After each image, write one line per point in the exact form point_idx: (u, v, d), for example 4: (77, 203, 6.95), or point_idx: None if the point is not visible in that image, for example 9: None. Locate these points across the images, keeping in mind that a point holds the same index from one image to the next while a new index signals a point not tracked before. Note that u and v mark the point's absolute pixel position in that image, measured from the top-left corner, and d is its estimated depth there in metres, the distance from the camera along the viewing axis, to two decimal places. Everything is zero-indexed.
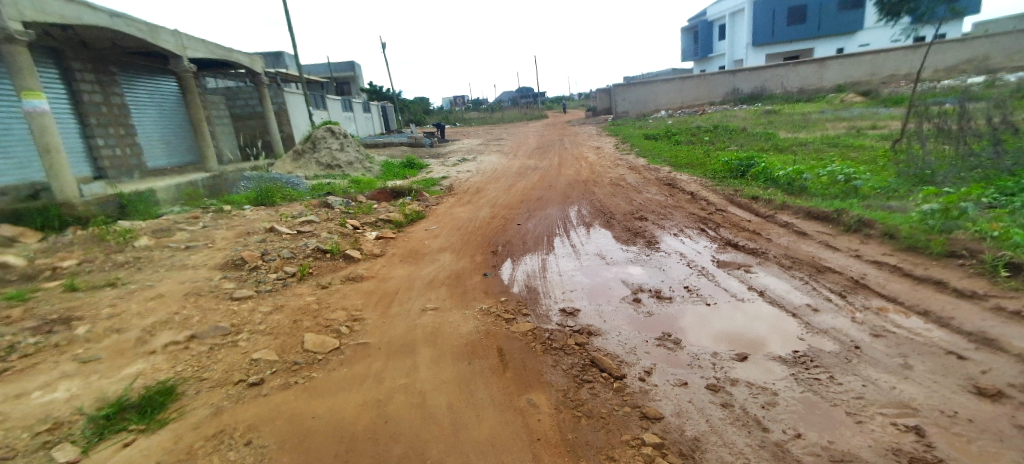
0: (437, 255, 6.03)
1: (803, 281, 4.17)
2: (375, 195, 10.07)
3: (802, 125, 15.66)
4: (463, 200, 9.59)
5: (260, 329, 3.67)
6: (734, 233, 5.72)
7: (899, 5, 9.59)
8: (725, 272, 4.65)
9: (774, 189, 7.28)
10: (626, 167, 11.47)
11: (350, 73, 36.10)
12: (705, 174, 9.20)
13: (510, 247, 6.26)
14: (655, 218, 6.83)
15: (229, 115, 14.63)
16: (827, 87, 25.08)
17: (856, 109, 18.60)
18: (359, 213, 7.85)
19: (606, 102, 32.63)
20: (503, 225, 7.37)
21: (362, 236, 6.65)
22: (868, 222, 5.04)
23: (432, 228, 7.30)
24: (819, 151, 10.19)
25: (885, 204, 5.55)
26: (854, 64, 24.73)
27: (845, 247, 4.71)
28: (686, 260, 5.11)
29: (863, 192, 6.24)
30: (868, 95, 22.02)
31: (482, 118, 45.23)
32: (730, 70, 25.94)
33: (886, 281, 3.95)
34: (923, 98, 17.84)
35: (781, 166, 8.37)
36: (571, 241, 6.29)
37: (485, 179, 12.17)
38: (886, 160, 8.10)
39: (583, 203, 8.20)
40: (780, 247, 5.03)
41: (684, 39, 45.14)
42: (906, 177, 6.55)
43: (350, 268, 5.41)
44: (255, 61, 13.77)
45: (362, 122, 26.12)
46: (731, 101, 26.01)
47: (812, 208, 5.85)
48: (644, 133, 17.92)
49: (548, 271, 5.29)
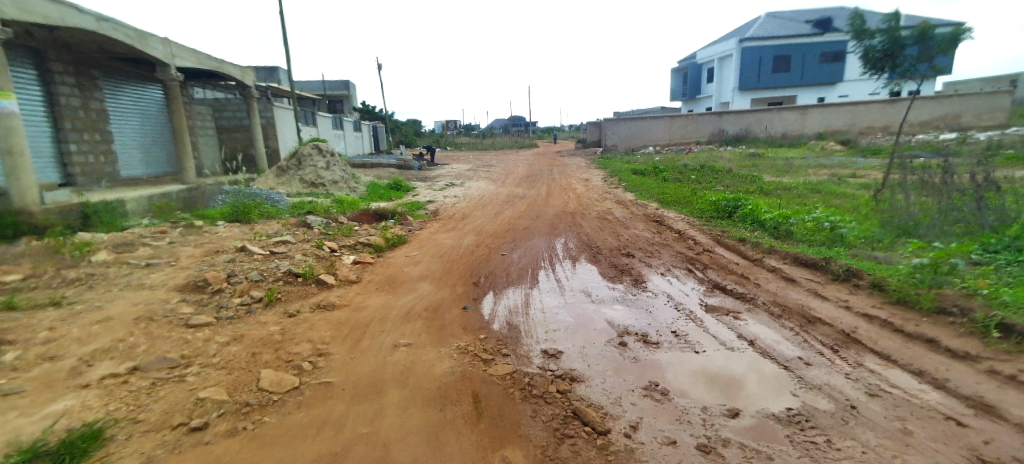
0: (415, 284, 5.77)
1: (794, 332, 3.99)
2: (357, 217, 9.79)
3: (785, 169, 15.96)
4: (448, 227, 9.38)
5: (213, 363, 3.46)
6: (722, 275, 5.59)
7: (885, 60, 9.84)
8: (713, 318, 4.47)
9: (761, 232, 7.24)
10: (614, 201, 11.44)
11: (344, 92, 36.25)
12: (692, 213, 9.18)
13: (492, 279, 6.02)
14: (642, 255, 6.69)
15: (214, 127, 14.32)
16: (808, 133, 25.90)
17: (836, 157, 19.10)
18: (338, 235, 7.58)
19: (596, 135, 33.16)
20: (487, 255, 7.16)
21: (339, 259, 6.37)
22: (856, 272, 4.92)
23: (413, 255, 7.05)
24: (803, 196, 10.29)
25: (871, 254, 5.49)
26: (835, 113, 25.64)
27: (834, 297, 4.58)
28: (673, 302, 4.94)
29: (848, 241, 6.18)
30: (847, 144, 22.72)
31: (472, 143, 45.54)
32: (717, 112, 26.52)
33: (877, 335, 3.76)
34: (901, 150, 18.39)
35: (768, 209, 8.38)
36: (555, 276, 6.10)
37: (471, 205, 12.00)
38: (869, 209, 8.16)
39: (570, 236, 8.06)
40: (769, 293, 4.90)
41: (673, 79, 46.52)
42: (890, 228, 6.55)
43: (321, 295, 5.11)
44: (247, 75, 13.61)
45: (352, 141, 26.02)
46: (717, 141, 26.55)
47: (799, 254, 5.76)
48: (632, 168, 18.09)
49: (531, 308, 5.04)
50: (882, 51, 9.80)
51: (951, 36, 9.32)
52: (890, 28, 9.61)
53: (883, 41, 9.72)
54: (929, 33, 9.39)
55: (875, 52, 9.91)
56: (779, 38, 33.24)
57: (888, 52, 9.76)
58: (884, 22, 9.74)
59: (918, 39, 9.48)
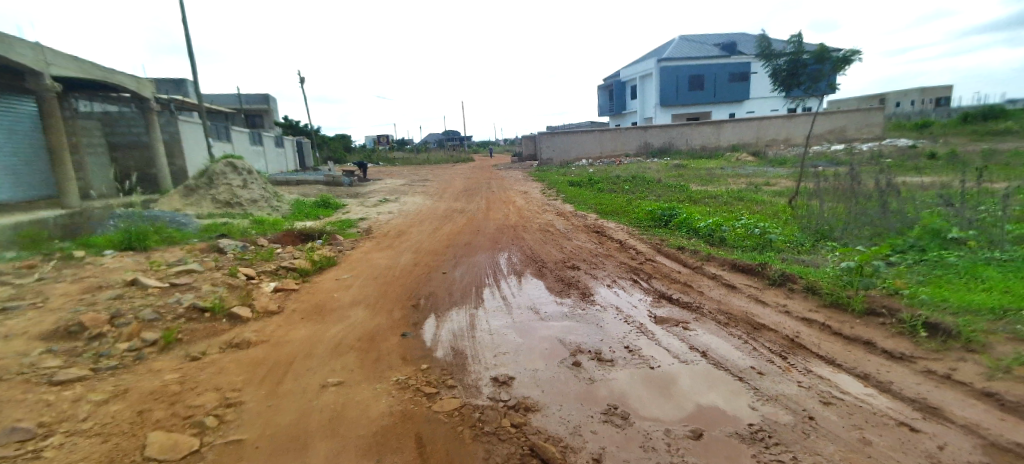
0: (348, 311, 5.22)
1: (743, 340, 3.97)
2: (279, 238, 8.94)
3: (709, 178, 16.91)
4: (382, 245, 8.80)
5: (83, 428, 2.79)
6: (666, 284, 5.58)
7: (790, 79, 10.66)
8: (663, 330, 4.37)
9: (697, 239, 7.41)
10: (553, 213, 11.40)
11: (264, 105, 34.02)
12: (631, 222, 9.28)
13: (434, 299, 5.61)
14: (587, 267, 6.58)
15: (105, 143, 12.74)
16: (724, 146, 27.89)
17: (750, 167, 20.60)
18: (256, 260, 6.81)
19: (530, 149, 33.66)
20: (426, 274, 6.73)
21: (257, 288, 5.66)
22: (791, 276, 5.05)
23: (344, 278, 6.46)
24: (728, 204, 10.84)
25: (800, 257, 5.72)
26: (745, 127, 27.86)
27: (773, 301, 4.67)
28: (622, 315, 4.81)
29: (777, 245, 6.43)
30: (758, 155, 24.66)
31: (406, 158, 44.52)
32: (642, 126, 27.90)
33: (819, 340, 3.81)
34: (803, 161, 20.19)
35: (700, 217, 8.65)
36: (501, 293, 5.80)
37: (407, 221, 11.44)
38: (788, 214, 8.67)
39: (513, 250, 7.82)
40: (713, 301, 4.91)
41: (601, 95, 48.45)
42: (810, 232, 6.92)
43: (234, 331, 4.44)
44: (144, 87, 12.24)
45: (273, 157, 24.29)
46: (643, 154, 27.86)
47: (736, 260, 5.89)
48: (568, 180, 18.32)
49: (477, 330, 4.69)
50: (787, 70, 10.62)
51: (844, 58, 10.03)
52: (793, 49, 10.42)
53: (788, 61, 10.54)
54: (826, 54, 10.13)
55: (781, 71, 10.73)
56: (693, 59, 35.75)
57: (792, 71, 10.57)
58: (789, 43, 10.55)
59: (816, 59, 10.24)
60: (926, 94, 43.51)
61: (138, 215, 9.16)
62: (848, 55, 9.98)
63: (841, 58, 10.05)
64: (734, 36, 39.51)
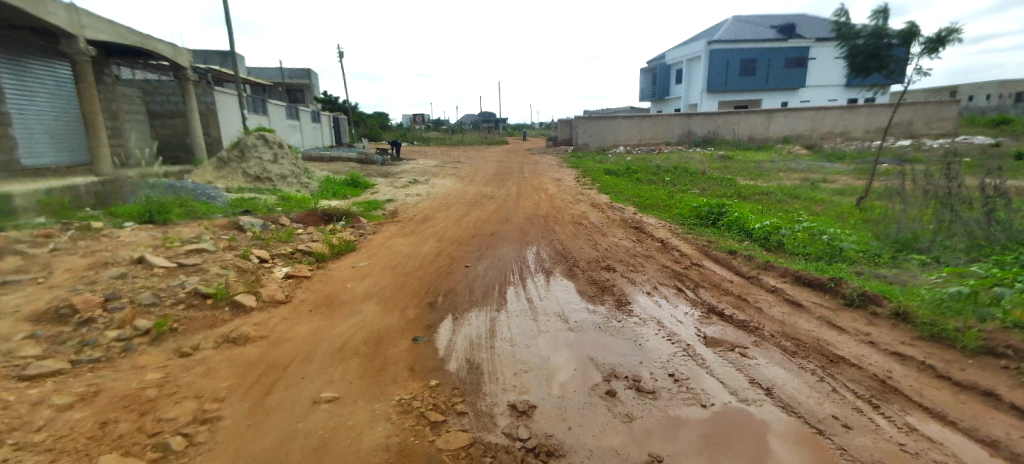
0: (359, 305, 4.77)
1: (818, 378, 3.25)
2: (302, 217, 8.64)
3: (758, 172, 15.71)
4: (407, 230, 8.38)
5: (35, 441, 2.42)
6: (716, 296, 4.88)
7: (869, 62, 9.43)
8: (715, 356, 3.70)
9: (749, 243, 6.60)
10: (588, 203, 10.68)
11: (305, 81, 34.27)
12: (674, 219, 8.50)
13: (453, 297, 5.10)
14: (624, 269, 5.91)
15: (144, 112, 12.80)
16: (773, 137, 26.14)
17: (804, 161, 19.10)
18: (273, 241, 6.45)
19: (567, 133, 32.56)
20: (448, 266, 6.23)
21: (268, 273, 5.30)
22: (874, 297, 4.24)
23: (360, 266, 6.04)
24: (783, 202, 9.85)
25: (880, 273, 4.89)
26: (798, 117, 26.01)
27: (851, 328, 3.90)
28: (665, 332, 4.15)
29: (848, 255, 5.57)
30: (812, 148, 22.93)
31: (440, 138, 44.22)
32: (686, 113, 26.34)
33: (919, 385, 3.05)
34: (863, 158, 18.58)
35: (754, 217, 7.79)
36: (527, 294, 5.24)
37: (435, 205, 11.01)
38: (858, 218, 7.67)
39: (542, 244, 7.23)
40: (775, 322, 4.18)
41: (643, 80, 46.44)
42: (887, 241, 6.01)
43: (234, 323, 4.05)
44: (180, 55, 12.17)
45: (308, 132, 24.35)
46: (686, 142, 26.35)
47: (800, 271, 5.10)
48: (604, 168, 17.43)
49: (497, 339, 4.14)
50: (866, 52, 9.38)
51: (938, 38, 8.74)
52: (876, 27, 9.20)
53: (868, 40, 9.30)
54: (915, 34, 8.87)
55: (859, 52, 9.50)
56: (747, 42, 33.56)
57: (871, 53, 9.36)
58: (871, 21, 9.31)
59: (903, 40, 9.00)
60: (1003, 89, 39.73)
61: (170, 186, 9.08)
62: (945, 35, 8.68)
63: (935, 38, 8.77)
64: (791, 19, 36.85)
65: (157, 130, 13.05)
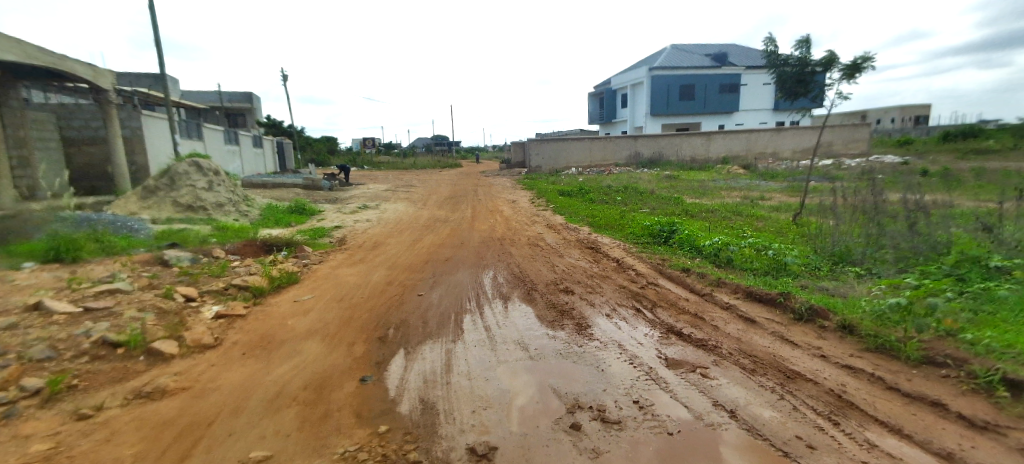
0: (300, 345, 4.37)
1: (778, 396, 3.21)
2: (238, 248, 8.06)
3: (701, 190, 16.43)
4: (355, 258, 7.97)
5: None
6: (674, 316, 4.85)
7: (797, 86, 10.11)
8: (678, 378, 3.61)
9: (701, 260, 6.73)
10: (543, 225, 10.66)
11: (247, 105, 32.88)
12: (627, 238, 8.61)
13: (404, 330, 4.80)
14: (583, 291, 5.82)
15: (58, 138, 11.70)
16: (713, 158, 27.61)
17: (742, 179, 20.21)
18: (203, 276, 5.92)
19: (519, 156, 32.94)
20: (399, 296, 5.90)
21: (196, 313, 4.78)
22: (821, 311, 4.33)
23: (302, 301, 5.62)
24: (727, 219, 10.25)
25: (823, 286, 5.06)
26: (734, 139, 27.67)
27: (803, 342, 3.94)
28: (627, 356, 4.05)
29: (792, 269, 5.76)
30: (748, 167, 24.37)
31: (392, 162, 43.56)
32: (632, 135, 27.35)
33: (872, 398, 3.05)
34: (793, 176, 19.93)
35: (703, 234, 8.00)
36: (484, 322, 5.02)
37: (385, 230, 10.62)
38: (796, 233, 8.06)
39: (499, 268, 7.05)
40: (732, 339, 4.17)
41: (591, 103, 48.08)
42: (824, 254, 6.30)
43: (149, 374, 3.56)
44: (100, 76, 11.27)
45: (249, 158, 23.20)
46: (634, 163, 27.29)
47: (751, 287, 5.19)
48: (557, 189, 17.63)
49: (453, 374, 3.88)
50: (794, 77, 10.05)
51: (855, 65, 9.51)
52: (802, 55, 9.90)
53: (795, 67, 9.99)
54: (835, 62, 9.61)
55: (788, 77, 10.16)
56: (685, 69, 35.59)
57: (798, 79, 10.04)
58: (796, 50, 10.01)
59: (825, 67, 9.71)
60: (905, 113, 44.41)
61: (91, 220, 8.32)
62: (860, 62, 9.46)
63: (852, 65, 9.52)
64: (723, 48, 39.58)
65: (73, 158, 11.94)
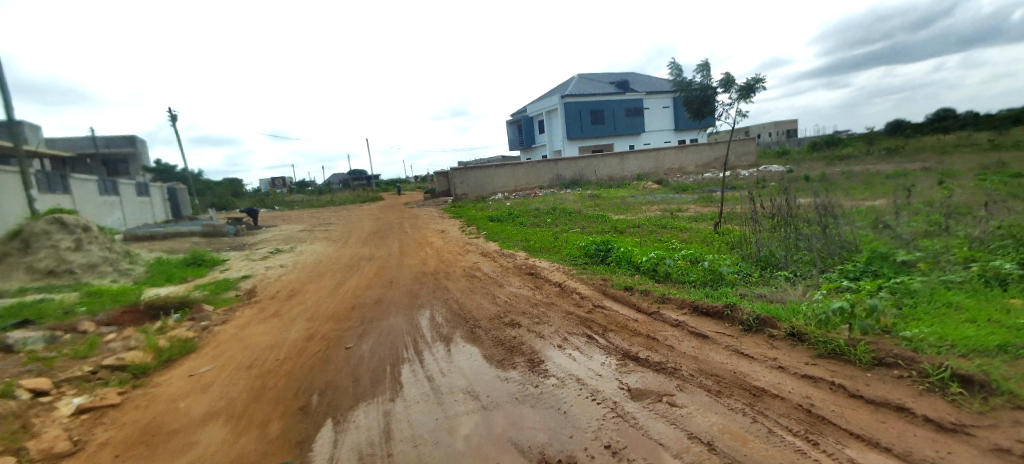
0: (194, 433, 3.71)
1: (751, 419, 2.98)
2: (117, 317, 6.84)
3: (624, 207, 17.04)
4: (267, 313, 7.03)
5: None
6: (627, 339, 4.62)
7: (702, 107, 10.75)
8: (645, 410, 3.30)
9: (640, 276, 6.68)
10: (477, 254, 10.27)
11: (129, 149, 29.43)
12: (564, 260, 8.46)
13: (331, 395, 4.14)
14: (529, 323, 5.46)
15: None
16: (628, 175, 29.10)
17: (658, 194, 21.34)
18: (60, 362, 5.12)
19: (444, 185, 32.46)
20: (323, 353, 5.16)
21: (47, 413, 4.09)
22: (768, 319, 4.32)
23: (201, 377, 4.81)
24: (654, 233, 10.57)
25: (761, 292, 5.12)
26: (644, 157, 29.42)
27: (759, 354, 3.83)
28: (587, 392, 3.71)
29: (728, 278, 5.81)
30: (661, 182, 25.88)
31: (308, 200, 41.03)
32: (552, 159, 28.07)
33: (840, 409, 2.94)
34: (701, 188, 21.44)
35: (637, 250, 8.04)
36: (427, 370, 4.48)
37: (303, 276, 9.63)
38: (720, 241, 8.39)
39: (436, 306, 6.51)
40: (689, 358, 4.01)
41: (509, 130, 49.08)
42: (752, 261, 6.48)
43: None
44: None
45: (134, 207, 20.53)
46: (556, 185, 27.93)
47: (696, 301, 5.14)
48: (486, 215, 17.35)
49: (393, 442, 3.31)
50: (699, 98, 10.69)
51: (749, 85, 10.33)
52: (703, 78, 10.57)
53: (700, 89, 10.64)
54: (732, 83, 10.36)
55: (694, 99, 10.78)
56: (593, 95, 37.55)
57: (703, 99, 10.67)
58: (698, 73, 10.69)
59: (724, 88, 10.43)
60: (780, 127, 50.60)
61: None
62: (753, 83, 10.30)
63: (746, 86, 10.33)
64: (625, 75, 42.48)
65: None
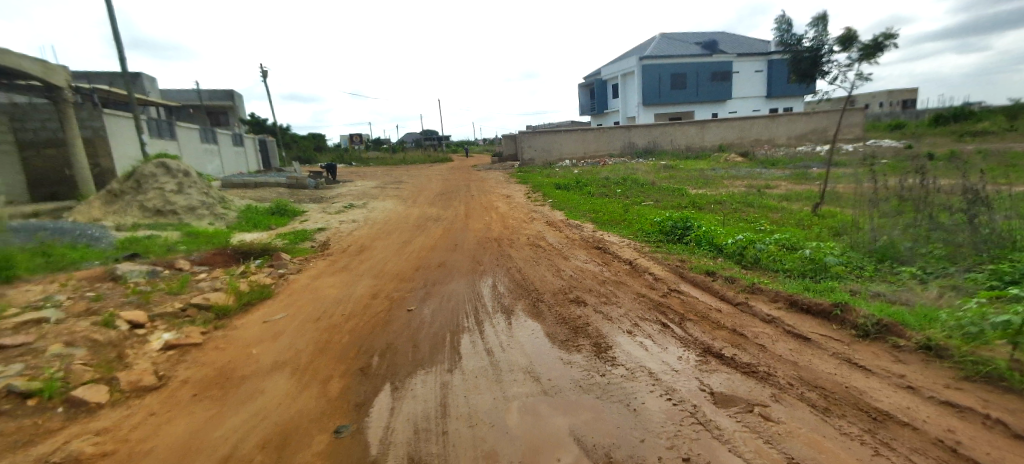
0: (262, 381, 3.80)
1: (872, 450, 2.46)
2: (206, 258, 7.30)
3: (703, 180, 15.78)
4: (337, 266, 7.22)
5: None
6: (709, 332, 4.12)
7: (813, 69, 9.33)
8: (732, 421, 2.86)
9: (723, 260, 6.01)
10: (543, 222, 9.91)
11: (227, 102, 31.78)
12: (635, 236, 7.88)
13: (391, 358, 4.08)
14: (596, 302, 5.09)
15: (15, 143, 11.35)
16: (708, 146, 26.99)
17: (742, 168, 19.56)
18: (155, 296, 5.51)
19: (512, 148, 32.00)
20: (385, 313, 5.15)
21: (140, 345, 4.39)
22: (893, 327, 3.62)
23: (272, 325, 4.98)
24: (739, 211, 9.59)
25: (881, 291, 4.34)
26: (729, 127, 27.05)
27: (879, 368, 3.20)
28: (661, 389, 3.31)
29: (835, 270, 5.03)
30: (746, 155, 23.73)
31: (382, 158, 42.41)
32: (626, 125, 26.62)
33: (1000, 454, 2.33)
34: (793, 163, 19.35)
35: (720, 230, 7.28)
36: (487, 343, 4.29)
37: (372, 232, 9.83)
38: (820, 226, 7.38)
39: (498, 274, 6.30)
40: (787, 362, 3.45)
41: (583, 94, 47.20)
42: (865, 252, 5.57)
43: (63, 434, 3.08)
44: (55, 72, 10.86)
45: (229, 157, 22.19)
46: (628, 153, 26.56)
47: (795, 295, 4.47)
48: (553, 183, 16.82)
49: (449, 418, 3.15)
50: (810, 59, 9.28)
51: (876, 43, 8.78)
52: (818, 34, 9.12)
53: (811, 48, 9.22)
54: (853, 39, 8.87)
55: (803, 60, 9.37)
56: (677, 57, 34.82)
57: (815, 58, 9.23)
58: (812, 28, 9.24)
59: (843, 46, 8.96)
60: (893, 97, 44.51)
61: (40, 231, 7.68)
62: (881, 40, 8.74)
63: (873, 43, 8.79)
64: (715, 35, 38.88)
65: (31, 162, 11.58)
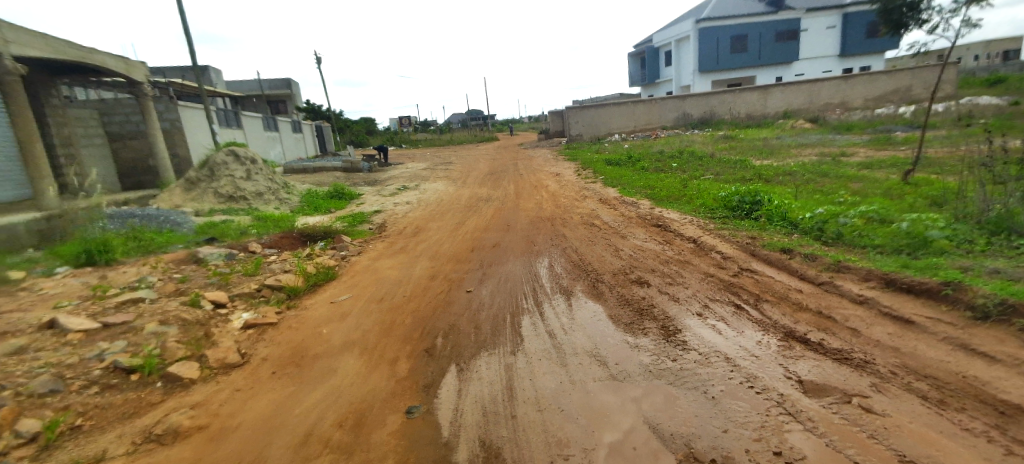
0: (334, 360, 3.94)
1: (1003, 450, 2.17)
2: (275, 240, 7.67)
3: (768, 150, 14.74)
4: (395, 248, 7.36)
5: None
6: (790, 315, 3.81)
7: (907, 18, 8.30)
8: (826, 412, 2.62)
9: (799, 236, 5.54)
10: (596, 200, 9.63)
11: (285, 91, 33.12)
12: (698, 212, 7.46)
13: (454, 339, 4.09)
14: (660, 282, 4.86)
15: (104, 136, 12.39)
16: (771, 113, 25.15)
17: (812, 135, 18.07)
18: (233, 278, 5.85)
19: (559, 125, 31.35)
20: (445, 294, 5.18)
21: (224, 324, 4.68)
22: (1020, 308, 3.18)
23: (338, 306, 5.15)
24: (812, 182, 8.85)
25: (999, 268, 3.81)
26: (795, 91, 25.03)
27: (1005, 356, 2.82)
28: (742, 377, 3.09)
29: (939, 245, 4.50)
30: (815, 121, 21.92)
31: (429, 139, 42.87)
32: (679, 95, 25.32)
33: None
34: (873, 127, 17.64)
35: (794, 204, 6.73)
36: (548, 325, 4.20)
37: (426, 213, 9.96)
38: (912, 195, 6.64)
39: (554, 255, 6.17)
40: (887, 349, 3.12)
41: (632, 65, 45.24)
42: (975, 224, 4.93)
43: (163, 408, 3.33)
44: (134, 69, 11.63)
45: (289, 143, 23.19)
46: (682, 125, 25.33)
47: (891, 274, 4.03)
48: (605, 158, 16.29)
49: (517, 401, 3.11)
50: (903, 8, 8.24)
51: None
52: None
53: None
54: None
55: (895, 9, 8.35)
56: (737, 18, 32.46)
57: (910, 5, 8.19)
58: None
59: None
60: (991, 48, 39.45)
61: (132, 218, 8.34)
62: None
63: None
64: None
65: (119, 154, 12.62)
